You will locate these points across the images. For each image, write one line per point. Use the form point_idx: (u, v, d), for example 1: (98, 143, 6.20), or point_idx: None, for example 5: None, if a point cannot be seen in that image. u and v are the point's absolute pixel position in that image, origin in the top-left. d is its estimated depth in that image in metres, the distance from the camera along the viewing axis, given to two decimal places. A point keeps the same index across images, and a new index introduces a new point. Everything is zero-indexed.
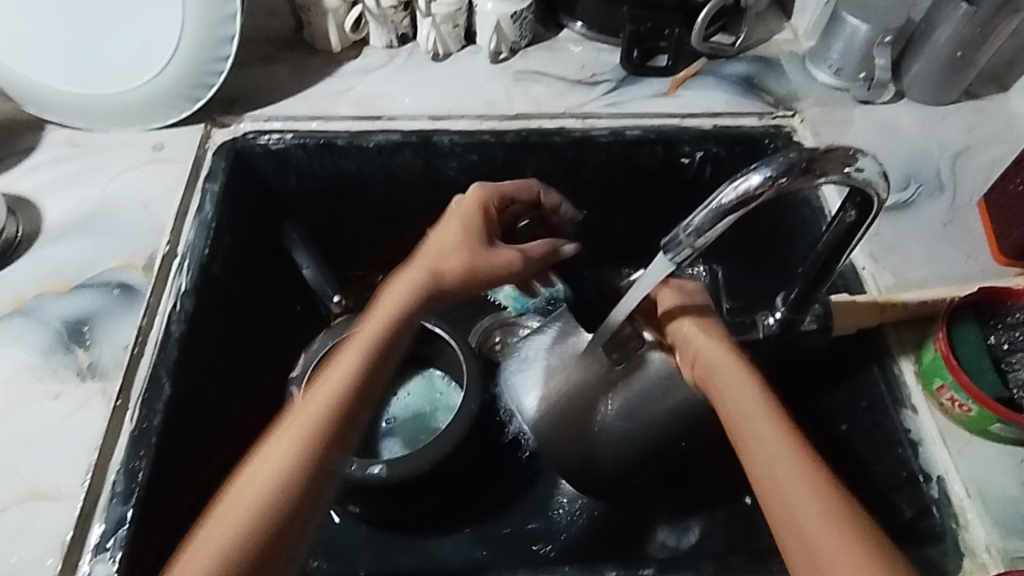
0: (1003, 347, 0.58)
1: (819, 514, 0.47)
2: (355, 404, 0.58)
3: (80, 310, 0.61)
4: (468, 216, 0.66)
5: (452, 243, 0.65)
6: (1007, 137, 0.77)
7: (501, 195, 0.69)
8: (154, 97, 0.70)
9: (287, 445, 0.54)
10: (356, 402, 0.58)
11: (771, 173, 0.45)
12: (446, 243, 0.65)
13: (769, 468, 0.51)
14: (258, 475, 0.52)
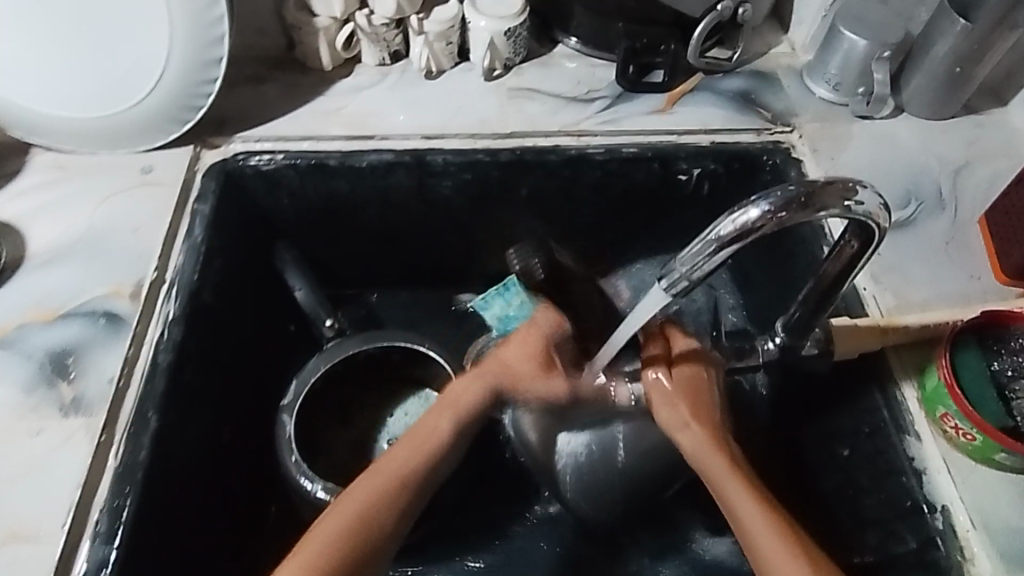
0: (1006, 373, 0.57)
1: (792, 575, 0.51)
2: (420, 487, 0.58)
3: (65, 340, 0.60)
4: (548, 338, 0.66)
5: (524, 363, 0.65)
6: (1008, 152, 0.76)
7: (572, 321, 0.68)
8: (141, 120, 0.69)
9: (342, 512, 0.54)
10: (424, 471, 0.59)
11: (770, 207, 0.44)
12: (518, 361, 0.65)
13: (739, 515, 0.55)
14: (310, 543, 0.53)
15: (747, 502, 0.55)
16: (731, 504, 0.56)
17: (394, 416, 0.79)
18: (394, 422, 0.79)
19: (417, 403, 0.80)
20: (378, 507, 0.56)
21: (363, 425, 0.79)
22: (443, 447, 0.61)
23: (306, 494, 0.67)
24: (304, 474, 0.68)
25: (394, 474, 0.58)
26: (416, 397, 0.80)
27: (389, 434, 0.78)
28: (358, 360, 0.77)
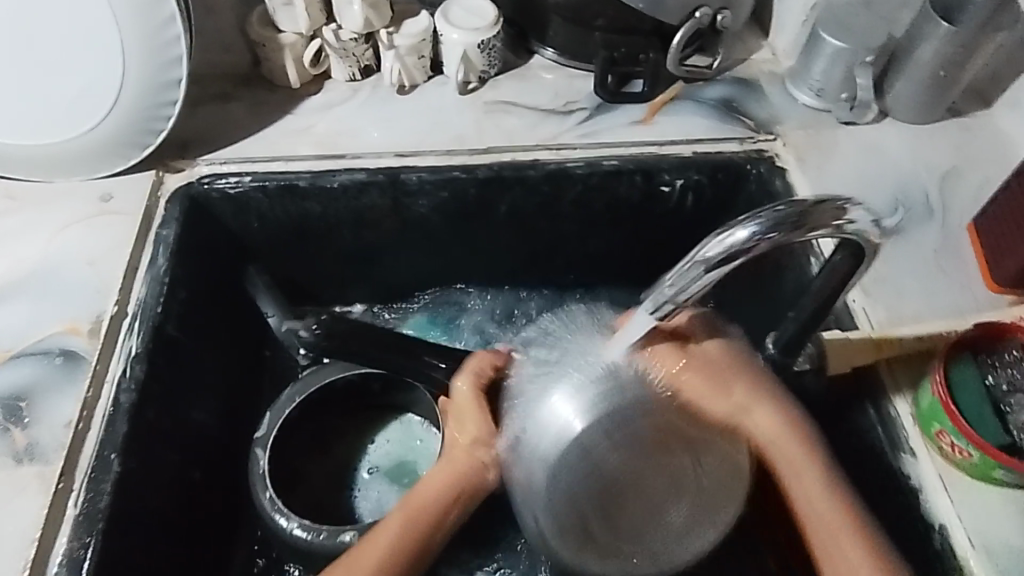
0: (1002, 387, 0.55)
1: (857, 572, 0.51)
2: None
3: (18, 383, 0.57)
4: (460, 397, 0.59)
5: (466, 425, 0.59)
6: (995, 156, 0.74)
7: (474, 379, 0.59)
8: (99, 146, 0.66)
9: None
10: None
11: (759, 229, 0.42)
12: (463, 422, 0.60)
13: (806, 493, 0.55)
14: None
15: (820, 492, 0.54)
16: (800, 488, 0.55)
17: (375, 444, 0.77)
18: (374, 450, 0.76)
19: (399, 429, 0.77)
20: None
21: (343, 454, 0.76)
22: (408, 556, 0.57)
23: (281, 531, 0.64)
24: (277, 509, 0.64)
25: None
26: (398, 423, 0.78)
27: (370, 463, 0.75)
28: (337, 389, 0.75)
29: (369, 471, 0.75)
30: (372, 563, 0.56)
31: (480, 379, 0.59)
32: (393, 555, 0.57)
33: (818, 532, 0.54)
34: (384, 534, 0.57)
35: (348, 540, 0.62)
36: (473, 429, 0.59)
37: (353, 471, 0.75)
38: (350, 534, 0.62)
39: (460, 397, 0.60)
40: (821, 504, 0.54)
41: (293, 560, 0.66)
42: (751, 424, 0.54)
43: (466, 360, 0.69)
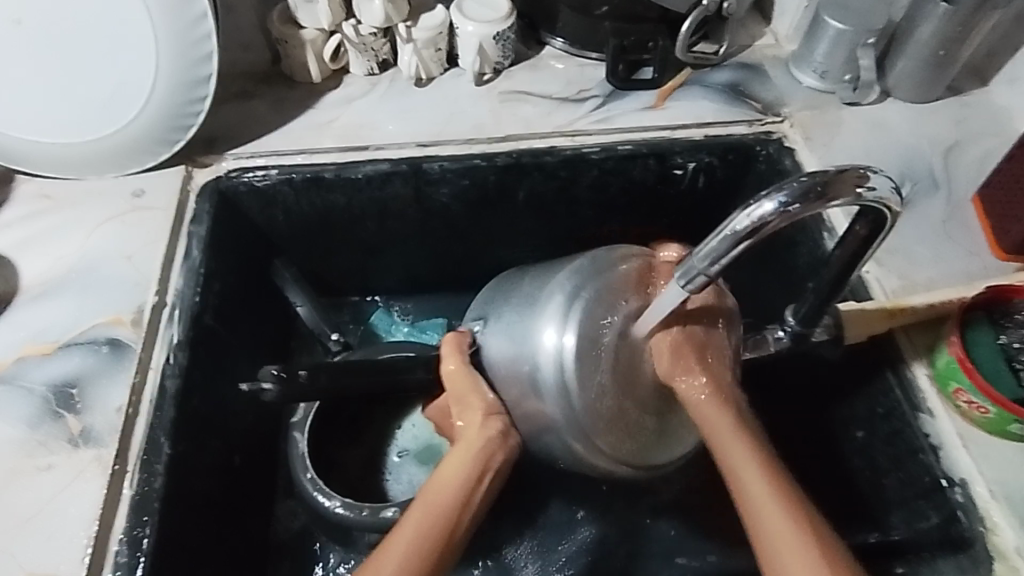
0: (1015, 346, 0.57)
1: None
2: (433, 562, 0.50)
3: (66, 373, 0.58)
4: (450, 372, 0.60)
5: (467, 396, 0.59)
6: (994, 131, 0.77)
7: (457, 352, 0.60)
8: (131, 143, 0.67)
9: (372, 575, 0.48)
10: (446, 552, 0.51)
11: (783, 201, 0.45)
12: (462, 393, 0.59)
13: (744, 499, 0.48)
14: None
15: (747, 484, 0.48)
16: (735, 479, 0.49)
17: (403, 428, 0.78)
18: (404, 434, 0.78)
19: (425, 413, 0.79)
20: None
21: (374, 439, 0.77)
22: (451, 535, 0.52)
23: (324, 509, 0.66)
24: (318, 489, 0.67)
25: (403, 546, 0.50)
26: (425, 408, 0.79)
27: (400, 446, 0.76)
28: None
29: (398, 455, 0.77)
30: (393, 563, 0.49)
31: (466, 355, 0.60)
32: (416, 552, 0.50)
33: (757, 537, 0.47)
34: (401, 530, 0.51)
35: (391, 516, 0.64)
36: (477, 401, 0.58)
37: (385, 454, 0.77)
38: (393, 510, 0.64)
39: (451, 377, 0.59)
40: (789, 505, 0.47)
41: (335, 538, 0.68)
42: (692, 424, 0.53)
43: (449, 339, 0.60)
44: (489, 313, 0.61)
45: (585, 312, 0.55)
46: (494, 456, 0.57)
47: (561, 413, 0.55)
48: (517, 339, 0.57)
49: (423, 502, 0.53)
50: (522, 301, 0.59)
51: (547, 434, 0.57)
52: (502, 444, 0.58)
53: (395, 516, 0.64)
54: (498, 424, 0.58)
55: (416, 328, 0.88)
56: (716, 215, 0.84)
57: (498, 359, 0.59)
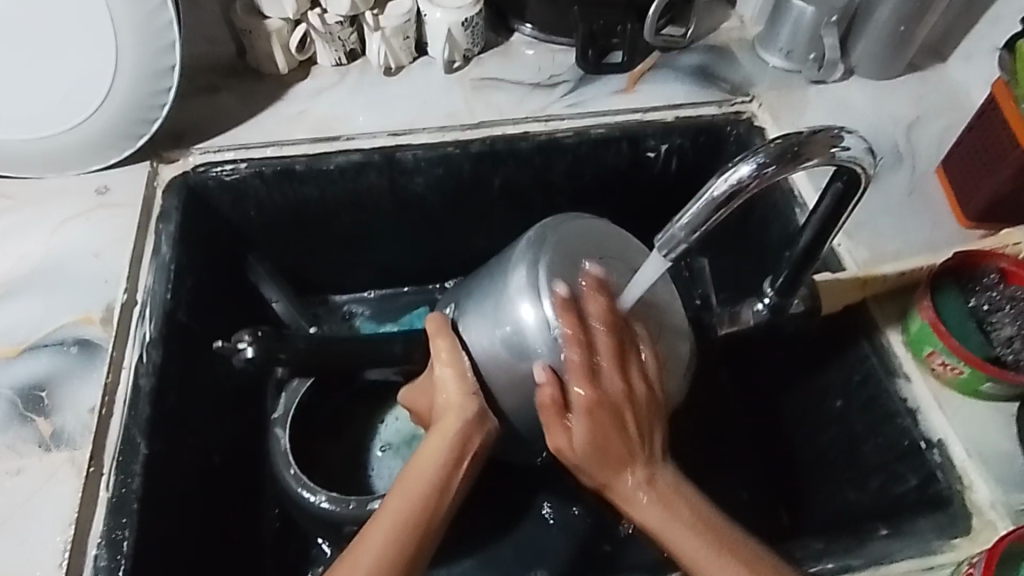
0: (984, 308, 0.60)
1: None
2: (408, 560, 0.52)
3: (36, 374, 0.57)
4: (439, 350, 0.59)
5: (454, 373, 0.58)
6: (954, 106, 0.79)
7: (450, 329, 0.59)
8: (93, 138, 0.65)
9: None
10: (420, 544, 0.52)
11: (760, 163, 0.45)
12: (448, 372, 0.58)
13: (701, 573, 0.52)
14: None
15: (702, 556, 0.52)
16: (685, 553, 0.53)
17: (385, 422, 0.76)
18: (385, 428, 0.76)
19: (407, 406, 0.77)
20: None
21: (355, 435, 0.75)
22: (426, 529, 0.53)
23: (308, 505, 0.65)
24: (302, 484, 0.66)
25: (383, 537, 0.51)
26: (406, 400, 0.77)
27: (381, 441, 0.75)
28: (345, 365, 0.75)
29: (380, 449, 0.75)
30: (379, 543, 0.51)
31: (455, 333, 0.59)
32: (401, 525, 0.52)
33: None
34: (380, 522, 0.52)
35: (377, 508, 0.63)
36: (459, 384, 0.58)
37: (366, 449, 0.75)
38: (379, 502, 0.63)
39: (439, 354, 0.59)
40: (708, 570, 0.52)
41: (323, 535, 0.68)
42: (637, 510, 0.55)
43: (436, 319, 0.60)
44: (460, 300, 0.62)
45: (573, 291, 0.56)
46: (471, 438, 0.56)
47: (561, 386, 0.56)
48: (502, 312, 0.57)
49: (406, 481, 0.55)
50: (494, 278, 0.59)
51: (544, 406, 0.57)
52: (480, 429, 0.57)
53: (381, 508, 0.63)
54: (480, 405, 0.57)
55: (405, 323, 0.85)
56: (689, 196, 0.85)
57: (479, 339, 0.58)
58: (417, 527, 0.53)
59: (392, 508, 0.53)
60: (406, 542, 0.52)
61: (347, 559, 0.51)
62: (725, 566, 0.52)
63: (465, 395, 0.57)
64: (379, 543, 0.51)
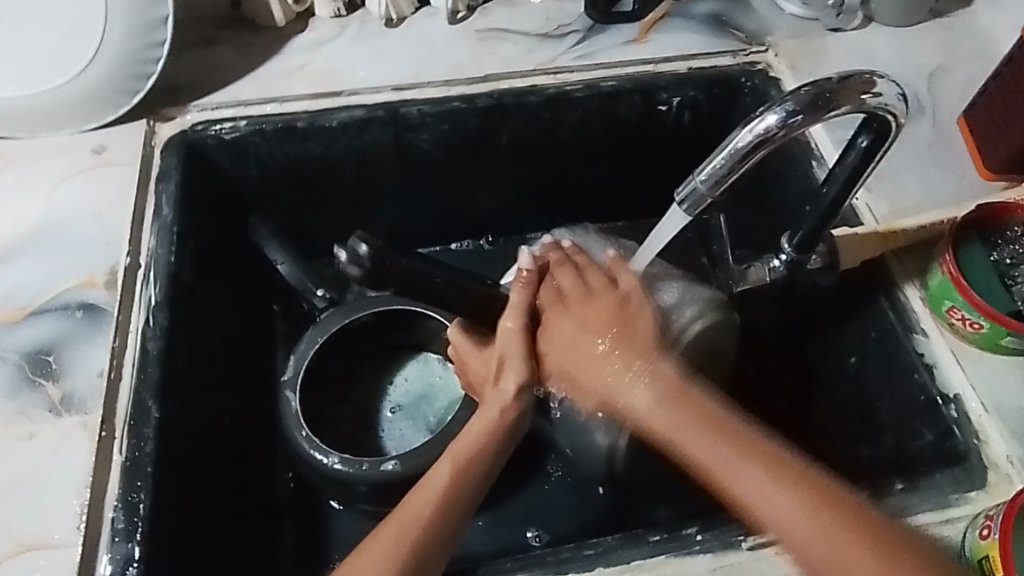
0: (1006, 262, 0.59)
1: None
2: (461, 514, 0.53)
3: (41, 339, 0.56)
4: (509, 327, 0.58)
5: (516, 354, 0.58)
6: (978, 52, 0.76)
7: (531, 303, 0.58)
8: (86, 95, 0.63)
9: (399, 522, 0.51)
10: (469, 502, 0.54)
11: (788, 111, 0.44)
12: (511, 351, 0.58)
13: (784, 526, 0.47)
14: (393, 527, 0.51)
15: (774, 504, 0.47)
16: (761, 506, 0.47)
17: (394, 384, 0.76)
18: (395, 390, 0.76)
19: (416, 367, 0.77)
20: (442, 526, 0.51)
21: (364, 397, 0.75)
22: (476, 490, 0.55)
23: (322, 467, 0.65)
24: (315, 446, 0.65)
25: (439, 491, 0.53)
26: (415, 362, 0.77)
27: (391, 402, 0.75)
28: (352, 331, 0.74)
29: (390, 410, 0.75)
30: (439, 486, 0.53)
31: (526, 316, 0.58)
32: (454, 483, 0.54)
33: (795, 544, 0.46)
34: (434, 477, 0.54)
35: (391, 469, 0.63)
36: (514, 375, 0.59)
37: (376, 409, 0.74)
38: (393, 463, 0.63)
39: (506, 333, 0.58)
40: (788, 525, 0.46)
41: (337, 496, 0.68)
42: (698, 454, 0.50)
43: (524, 276, 0.59)
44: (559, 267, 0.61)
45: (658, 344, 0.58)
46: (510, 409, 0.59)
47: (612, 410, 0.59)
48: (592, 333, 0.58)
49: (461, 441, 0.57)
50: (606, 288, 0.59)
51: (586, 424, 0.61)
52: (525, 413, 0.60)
53: (395, 469, 0.63)
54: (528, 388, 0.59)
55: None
56: (702, 151, 0.82)
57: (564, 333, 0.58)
58: (468, 485, 0.54)
59: (444, 469, 0.55)
60: (461, 498, 0.53)
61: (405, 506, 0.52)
62: (805, 517, 0.46)
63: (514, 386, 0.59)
64: (434, 496, 0.53)
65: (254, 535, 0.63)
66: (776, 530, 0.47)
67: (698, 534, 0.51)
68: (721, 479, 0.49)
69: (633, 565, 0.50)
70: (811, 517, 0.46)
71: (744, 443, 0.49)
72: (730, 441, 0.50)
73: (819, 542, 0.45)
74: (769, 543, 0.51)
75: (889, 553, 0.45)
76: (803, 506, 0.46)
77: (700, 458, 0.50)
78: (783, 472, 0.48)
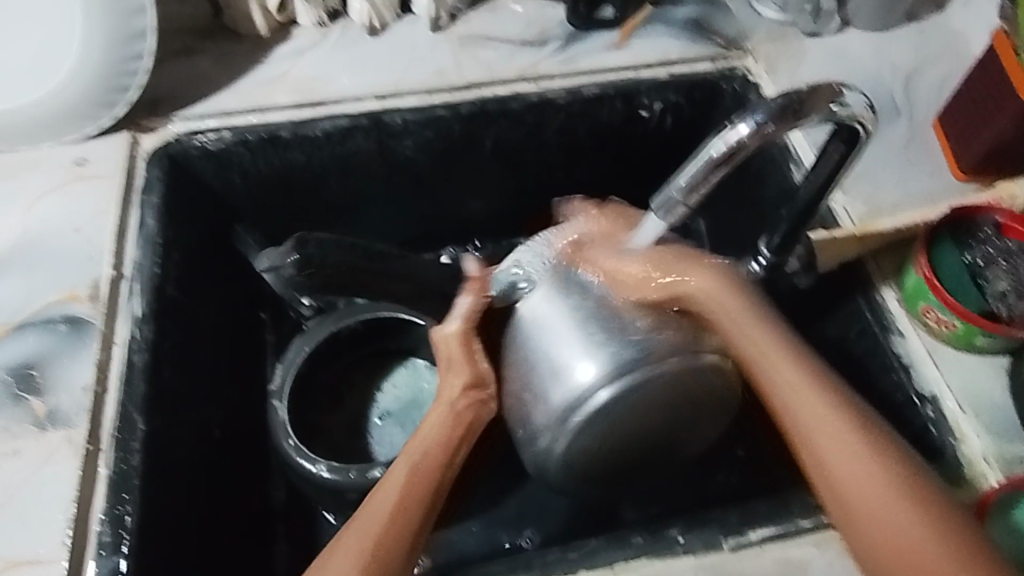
0: (978, 263, 0.60)
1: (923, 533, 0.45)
2: (421, 511, 0.53)
3: (25, 353, 0.56)
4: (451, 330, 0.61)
5: (458, 355, 0.61)
6: (952, 54, 0.78)
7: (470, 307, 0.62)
8: (67, 108, 0.63)
9: (360, 524, 0.51)
10: (429, 498, 0.54)
11: (760, 121, 0.45)
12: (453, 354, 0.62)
13: (838, 484, 0.48)
14: (354, 530, 0.50)
15: (838, 451, 0.48)
16: (823, 452, 0.49)
17: (383, 389, 0.76)
18: (384, 395, 0.76)
19: (405, 373, 0.77)
20: (402, 523, 0.51)
21: (354, 402, 0.75)
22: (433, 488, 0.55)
23: (310, 475, 0.65)
24: (303, 455, 0.66)
25: (396, 489, 0.53)
26: (404, 368, 0.77)
27: (380, 408, 0.75)
28: (341, 338, 0.74)
29: (379, 416, 0.75)
30: (392, 493, 0.53)
31: (468, 318, 0.62)
32: (411, 480, 0.54)
33: (851, 503, 0.47)
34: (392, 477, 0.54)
35: (379, 475, 0.64)
36: (472, 367, 0.61)
37: (365, 414, 0.75)
38: (381, 469, 0.64)
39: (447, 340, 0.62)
40: (852, 469, 0.48)
41: (326, 503, 0.68)
42: (779, 398, 0.52)
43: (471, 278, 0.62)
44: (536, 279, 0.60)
45: (628, 361, 0.56)
46: (468, 411, 0.60)
47: (567, 423, 0.57)
48: (569, 336, 0.58)
49: (412, 450, 0.57)
50: (587, 292, 0.59)
51: (540, 437, 0.59)
52: (477, 411, 0.60)
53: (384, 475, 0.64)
54: (479, 386, 0.61)
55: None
56: (684, 154, 0.83)
57: (540, 333, 0.59)
58: (424, 480, 0.54)
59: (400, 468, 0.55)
60: (418, 494, 0.53)
61: (365, 509, 0.52)
62: (861, 466, 0.47)
63: (470, 377, 0.61)
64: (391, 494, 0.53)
65: (243, 544, 0.63)
66: (832, 481, 0.48)
67: (680, 535, 0.52)
68: (801, 426, 0.50)
69: (619, 567, 0.51)
70: (873, 465, 0.47)
71: (818, 387, 0.51)
72: (821, 387, 0.51)
73: (872, 487, 0.47)
74: (750, 543, 0.52)
75: (926, 506, 0.46)
76: (868, 457, 0.48)
77: (798, 398, 0.51)
78: (855, 414, 0.50)
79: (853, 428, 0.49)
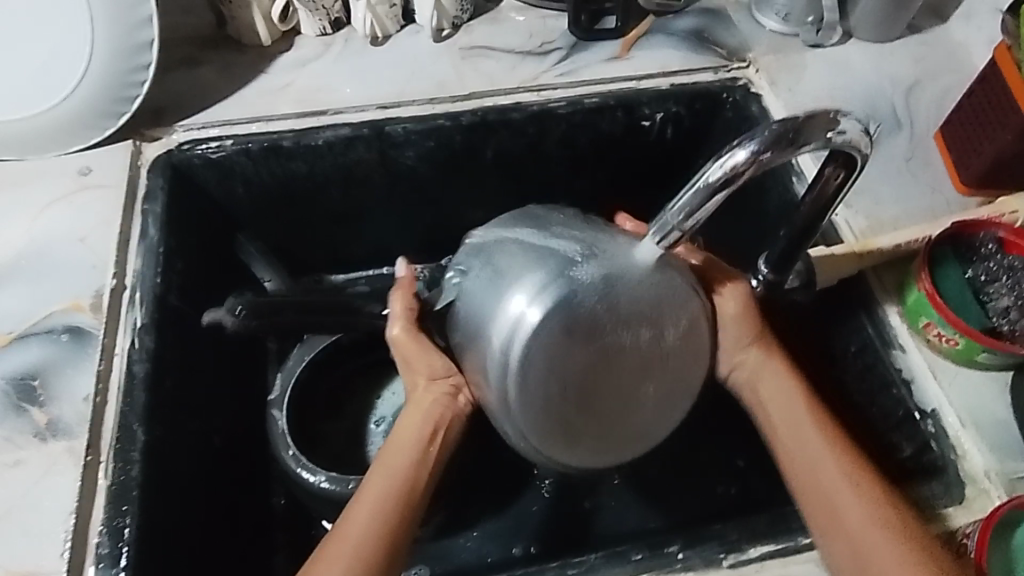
0: (981, 278, 0.60)
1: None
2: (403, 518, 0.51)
3: (26, 363, 0.56)
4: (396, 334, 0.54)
5: (415, 356, 0.54)
6: (954, 67, 0.77)
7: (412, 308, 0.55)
8: (71, 118, 0.63)
9: (343, 535, 0.49)
10: (411, 504, 0.51)
11: (756, 148, 0.44)
12: (412, 356, 0.54)
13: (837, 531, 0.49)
14: (335, 543, 0.49)
15: (847, 500, 0.50)
16: (831, 499, 0.50)
17: (382, 398, 0.76)
18: (383, 403, 0.76)
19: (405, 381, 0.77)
20: (383, 536, 0.49)
21: (354, 411, 0.75)
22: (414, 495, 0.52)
23: (310, 485, 0.65)
24: (303, 465, 0.66)
25: (377, 496, 0.51)
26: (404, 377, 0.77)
27: (378, 413, 0.75)
28: (342, 345, 0.75)
29: (376, 422, 0.75)
30: (366, 520, 0.49)
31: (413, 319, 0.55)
32: (393, 487, 0.51)
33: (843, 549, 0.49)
34: (373, 483, 0.51)
35: None
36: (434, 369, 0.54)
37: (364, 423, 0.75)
38: None
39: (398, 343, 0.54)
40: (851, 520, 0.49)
41: (325, 514, 0.68)
42: (794, 449, 0.53)
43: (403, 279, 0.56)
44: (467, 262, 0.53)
45: (572, 286, 0.48)
46: (445, 414, 0.54)
47: (529, 371, 0.49)
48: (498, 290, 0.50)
49: (385, 465, 0.52)
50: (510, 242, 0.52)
51: (512, 390, 0.50)
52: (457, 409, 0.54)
53: None
54: (451, 382, 0.55)
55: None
56: (685, 164, 0.83)
57: (471, 308, 0.52)
58: (406, 486, 0.52)
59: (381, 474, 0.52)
60: (400, 504, 0.51)
61: (345, 520, 0.50)
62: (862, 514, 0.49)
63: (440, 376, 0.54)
64: (370, 505, 0.50)
65: (242, 554, 0.64)
66: (835, 527, 0.50)
67: (679, 552, 0.52)
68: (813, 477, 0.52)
69: None
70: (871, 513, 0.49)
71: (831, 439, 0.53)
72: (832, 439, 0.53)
73: (866, 535, 0.49)
74: (750, 560, 0.52)
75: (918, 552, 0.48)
76: (868, 510, 0.49)
77: (808, 449, 0.53)
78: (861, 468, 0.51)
79: (857, 479, 0.51)
